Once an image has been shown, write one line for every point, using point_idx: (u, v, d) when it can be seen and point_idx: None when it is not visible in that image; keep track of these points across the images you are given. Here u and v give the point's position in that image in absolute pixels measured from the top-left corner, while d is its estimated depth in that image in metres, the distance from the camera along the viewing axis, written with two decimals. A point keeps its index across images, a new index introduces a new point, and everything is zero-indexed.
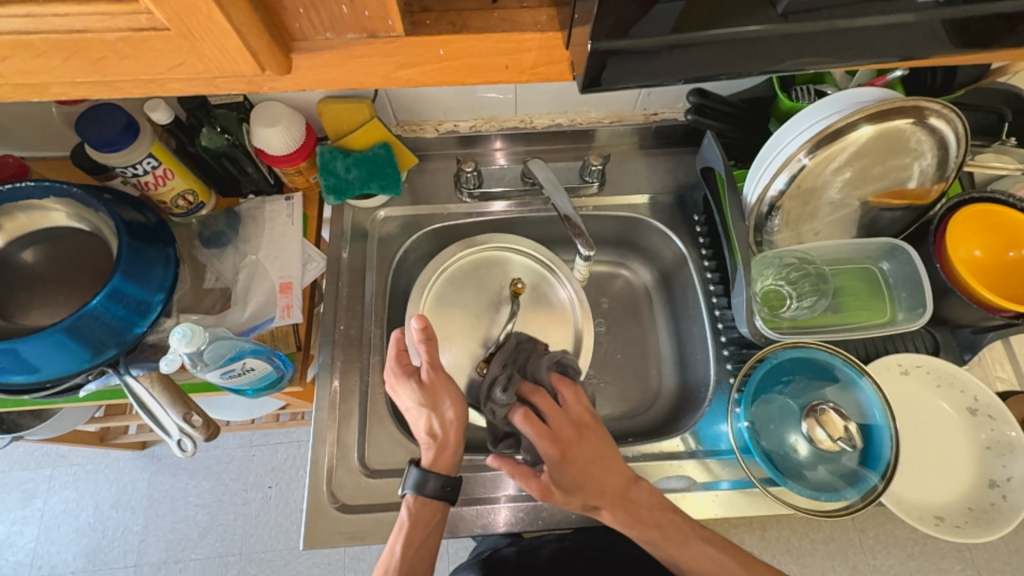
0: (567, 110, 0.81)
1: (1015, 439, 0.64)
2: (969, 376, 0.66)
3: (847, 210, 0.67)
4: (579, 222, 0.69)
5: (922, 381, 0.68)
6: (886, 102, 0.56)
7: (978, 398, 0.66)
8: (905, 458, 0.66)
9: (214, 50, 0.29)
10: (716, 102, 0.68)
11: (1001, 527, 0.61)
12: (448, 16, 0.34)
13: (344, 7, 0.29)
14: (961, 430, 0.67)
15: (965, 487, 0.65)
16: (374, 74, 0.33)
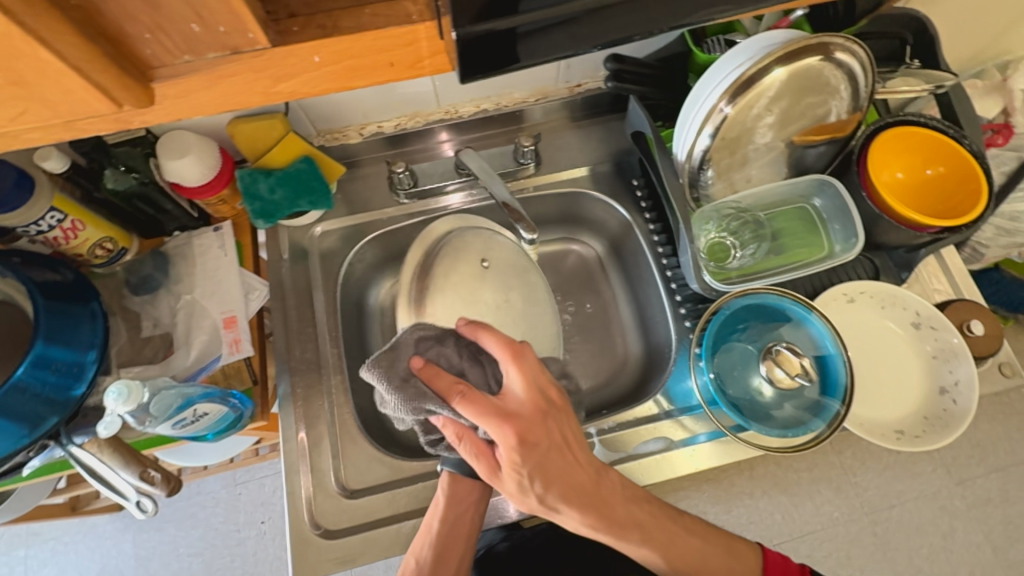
0: (490, 94, 0.79)
1: (957, 345, 0.68)
2: (908, 293, 0.70)
3: (775, 153, 0.68)
4: (518, 207, 0.67)
5: (868, 306, 0.71)
6: (793, 41, 0.56)
7: (919, 313, 0.70)
8: (862, 380, 0.70)
9: (55, 91, 0.26)
10: (632, 66, 0.67)
11: (955, 428, 0.65)
12: (317, 19, 0.31)
13: (195, 26, 0.27)
14: (910, 345, 0.71)
15: (920, 398, 0.68)
16: (251, 91, 0.32)
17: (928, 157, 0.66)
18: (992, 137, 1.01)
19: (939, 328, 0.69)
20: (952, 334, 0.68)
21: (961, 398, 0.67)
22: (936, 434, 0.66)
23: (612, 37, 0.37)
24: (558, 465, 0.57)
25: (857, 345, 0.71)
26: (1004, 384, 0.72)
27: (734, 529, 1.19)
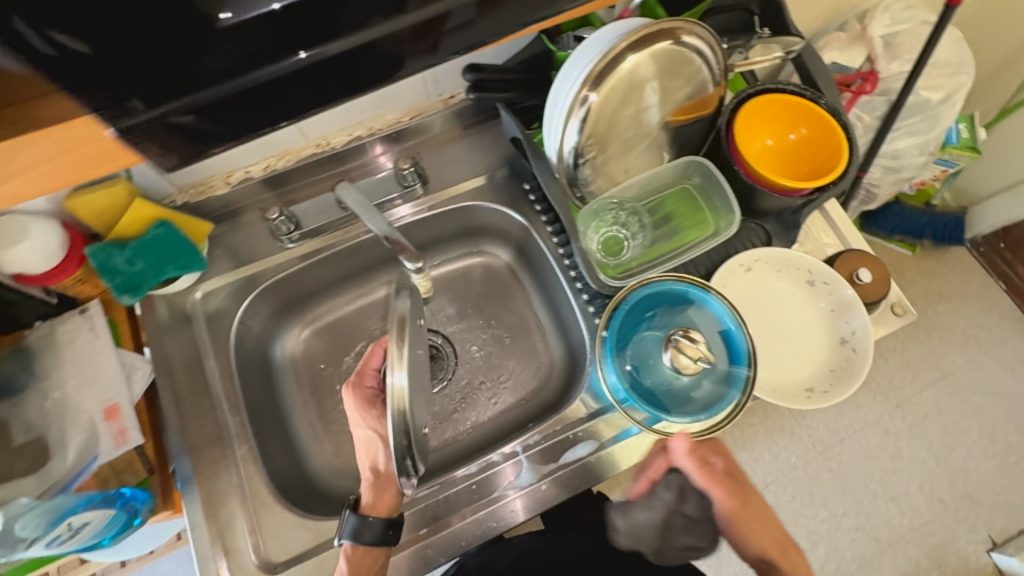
0: (360, 120, 0.76)
1: (850, 295, 0.70)
2: (797, 255, 0.72)
3: (648, 138, 0.68)
4: (400, 236, 0.64)
5: (765, 271, 0.73)
6: (642, 28, 0.56)
7: (811, 271, 0.72)
8: (769, 345, 0.72)
9: None
10: (491, 73, 0.65)
11: (855, 377, 0.68)
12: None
13: None
14: (809, 303, 0.73)
15: (824, 352, 0.71)
16: None
17: (791, 122, 0.68)
18: (861, 85, 1.04)
19: (831, 281, 0.71)
20: (843, 286, 0.70)
21: (859, 346, 0.69)
22: (842, 385, 0.68)
23: None
24: (751, 497, 0.71)
25: (760, 313, 0.73)
26: (900, 323, 0.75)
27: None
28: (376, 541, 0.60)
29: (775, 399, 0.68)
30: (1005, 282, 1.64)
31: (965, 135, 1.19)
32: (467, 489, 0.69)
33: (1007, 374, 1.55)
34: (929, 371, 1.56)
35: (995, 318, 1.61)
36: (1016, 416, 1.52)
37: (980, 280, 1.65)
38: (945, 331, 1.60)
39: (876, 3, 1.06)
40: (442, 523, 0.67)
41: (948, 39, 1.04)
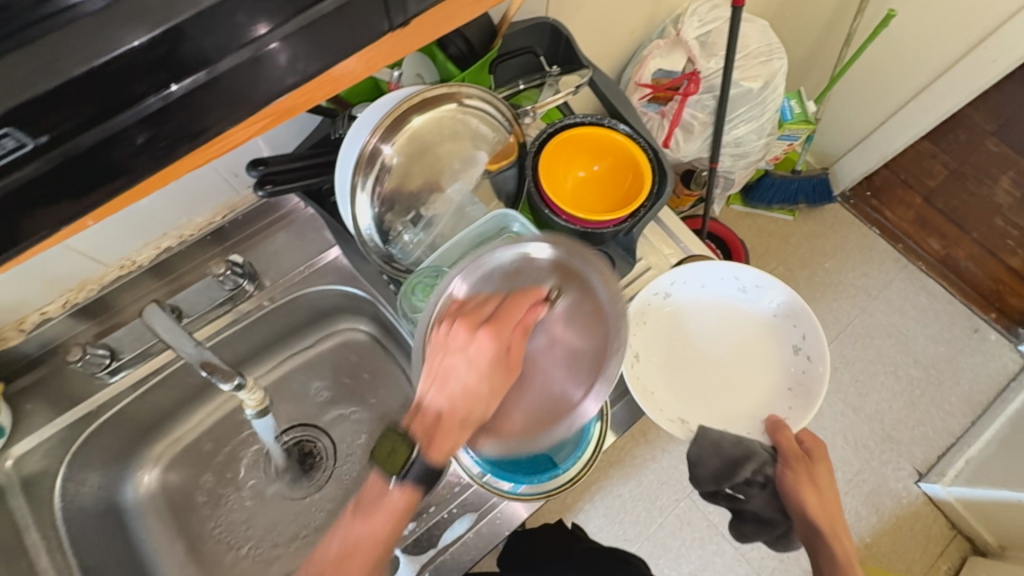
0: (166, 231, 0.70)
1: (793, 304, 0.74)
2: (726, 266, 0.74)
3: (459, 201, 0.67)
4: (212, 356, 0.59)
5: (703, 289, 0.76)
6: (424, 89, 0.58)
7: (740, 279, 0.75)
8: (727, 368, 0.76)
9: None
10: (278, 164, 0.61)
11: (812, 394, 0.71)
12: None
13: None
14: (755, 310, 0.77)
15: (784, 360, 0.75)
16: None
17: (594, 153, 0.72)
18: (688, 86, 1.10)
19: (763, 284, 0.75)
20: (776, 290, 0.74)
21: (811, 353, 0.73)
22: (808, 397, 0.72)
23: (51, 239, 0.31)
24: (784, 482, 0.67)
25: (702, 337, 0.77)
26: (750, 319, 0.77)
27: None
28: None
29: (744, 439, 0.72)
30: (877, 227, 1.77)
31: (797, 110, 1.27)
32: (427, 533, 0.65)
33: (896, 314, 1.66)
34: (830, 326, 1.65)
35: (876, 263, 1.73)
36: (912, 351, 1.62)
37: (855, 230, 1.77)
38: (835, 285, 1.70)
39: (685, 6, 1.10)
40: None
41: (755, 30, 1.10)
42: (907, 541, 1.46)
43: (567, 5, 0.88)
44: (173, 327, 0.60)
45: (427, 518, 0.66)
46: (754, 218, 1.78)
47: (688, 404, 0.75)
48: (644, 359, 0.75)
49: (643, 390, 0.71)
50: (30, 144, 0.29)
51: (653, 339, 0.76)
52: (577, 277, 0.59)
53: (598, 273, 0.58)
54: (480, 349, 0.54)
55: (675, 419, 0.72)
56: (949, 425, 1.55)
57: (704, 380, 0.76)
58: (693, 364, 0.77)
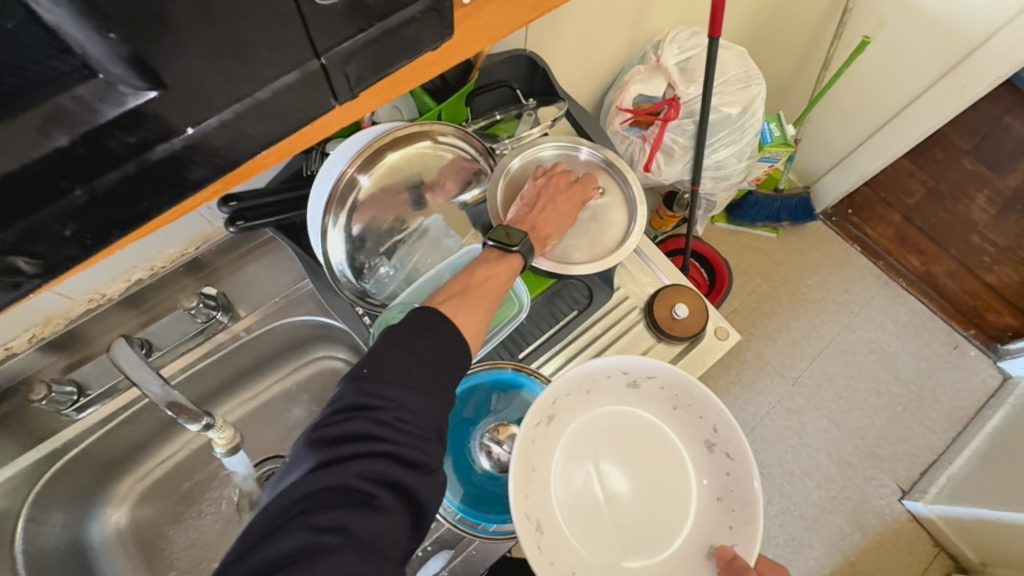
0: (137, 264, 0.70)
1: (685, 394, 0.64)
2: (606, 364, 0.64)
3: (433, 235, 0.67)
4: (178, 395, 0.58)
5: (572, 399, 0.65)
6: (397, 128, 0.58)
7: (629, 372, 0.65)
8: (639, 492, 0.67)
9: None
10: (251, 200, 0.61)
11: (745, 516, 0.62)
12: None
13: None
14: (650, 400, 0.68)
15: (693, 457, 0.68)
16: None
17: None
18: (668, 111, 1.11)
19: (658, 373, 0.64)
20: (670, 380, 0.64)
21: (729, 452, 0.64)
22: (744, 525, 0.62)
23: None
24: None
25: (585, 478, 0.67)
26: (726, 346, 0.78)
27: None
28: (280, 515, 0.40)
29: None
30: (858, 244, 1.79)
31: (777, 133, 1.29)
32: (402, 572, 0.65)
33: (878, 329, 1.68)
34: (813, 342, 1.66)
35: (857, 280, 1.75)
36: (893, 366, 1.64)
37: (837, 247, 1.79)
38: (818, 301, 1.71)
39: (664, 34, 1.12)
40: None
41: (734, 57, 1.12)
42: (891, 558, 1.46)
43: (545, 35, 0.89)
44: (134, 357, 0.60)
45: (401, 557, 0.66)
46: (738, 235, 1.79)
47: (612, 555, 0.64)
48: (551, 525, 0.63)
49: (563, 571, 0.60)
50: None
51: (545, 506, 0.64)
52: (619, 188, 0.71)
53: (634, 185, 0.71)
54: (559, 205, 0.66)
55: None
56: (930, 442, 1.56)
57: (618, 523, 0.66)
58: (604, 505, 0.66)
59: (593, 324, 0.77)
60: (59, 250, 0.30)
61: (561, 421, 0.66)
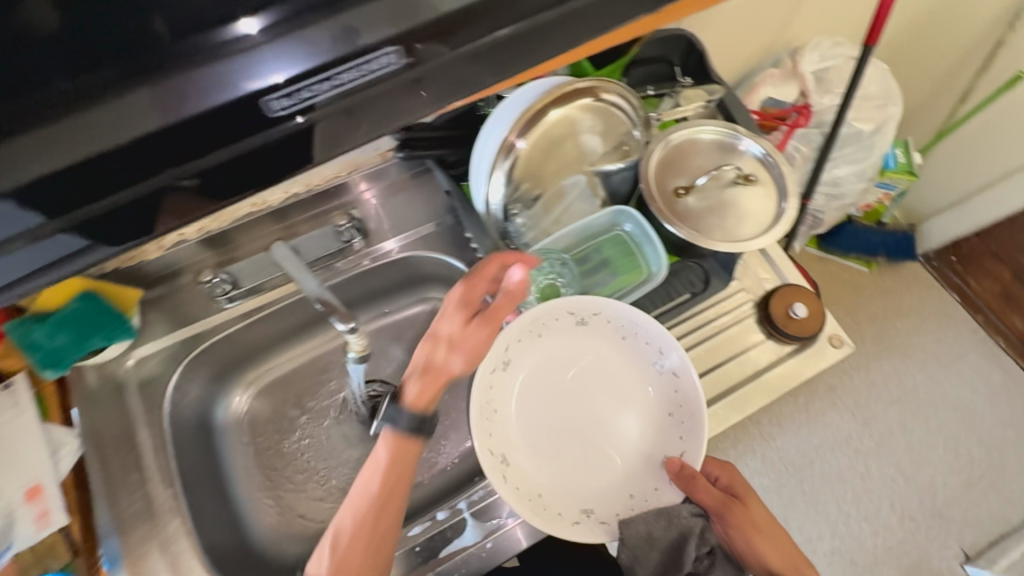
0: (298, 177, 0.76)
1: (627, 323, 0.66)
2: (548, 304, 0.66)
3: (580, 190, 0.70)
4: (331, 297, 0.63)
5: (529, 344, 0.66)
6: (567, 85, 0.61)
7: (574, 312, 0.67)
8: (602, 420, 0.67)
9: None
10: (422, 133, 0.67)
11: (694, 425, 0.64)
12: None
13: None
14: (596, 334, 0.69)
15: (642, 372, 0.67)
16: None
17: None
18: (796, 118, 1.09)
19: (599, 309, 0.67)
20: (613, 313, 0.67)
21: (676, 369, 0.65)
22: (693, 432, 0.64)
23: None
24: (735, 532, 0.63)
25: (547, 401, 0.66)
26: (838, 355, 0.77)
27: None
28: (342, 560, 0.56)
29: (639, 501, 0.64)
30: (957, 295, 1.69)
31: (902, 159, 1.24)
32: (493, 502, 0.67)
33: (965, 386, 1.59)
34: (892, 387, 1.59)
35: (950, 331, 1.66)
36: (976, 428, 1.54)
37: (933, 294, 1.70)
38: (904, 346, 1.63)
39: (805, 41, 1.11)
40: (439, 559, 0.65)
41: (875, 73, 1.09)
42: None
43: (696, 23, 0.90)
44: (293, 256, 0.68)
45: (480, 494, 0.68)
46: (828, 264, 1.73)
47: (577, 481, 0.64)
48: (514, 462, 0.63)
49: (523, 497, 0.60)
50: (400, 64, 0.47)
51: (500, 429, 0.64)
52: (764, 171, 0.69)
53: (779, 169, 0.68)
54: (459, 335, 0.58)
55: (566, 513, 0.61)
56: (1006, 513, 1.46)
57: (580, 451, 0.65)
58: (570, 437, 0.65)
59: (705, 310, 0.78)
60: None
61: (517, 363, 0.67)
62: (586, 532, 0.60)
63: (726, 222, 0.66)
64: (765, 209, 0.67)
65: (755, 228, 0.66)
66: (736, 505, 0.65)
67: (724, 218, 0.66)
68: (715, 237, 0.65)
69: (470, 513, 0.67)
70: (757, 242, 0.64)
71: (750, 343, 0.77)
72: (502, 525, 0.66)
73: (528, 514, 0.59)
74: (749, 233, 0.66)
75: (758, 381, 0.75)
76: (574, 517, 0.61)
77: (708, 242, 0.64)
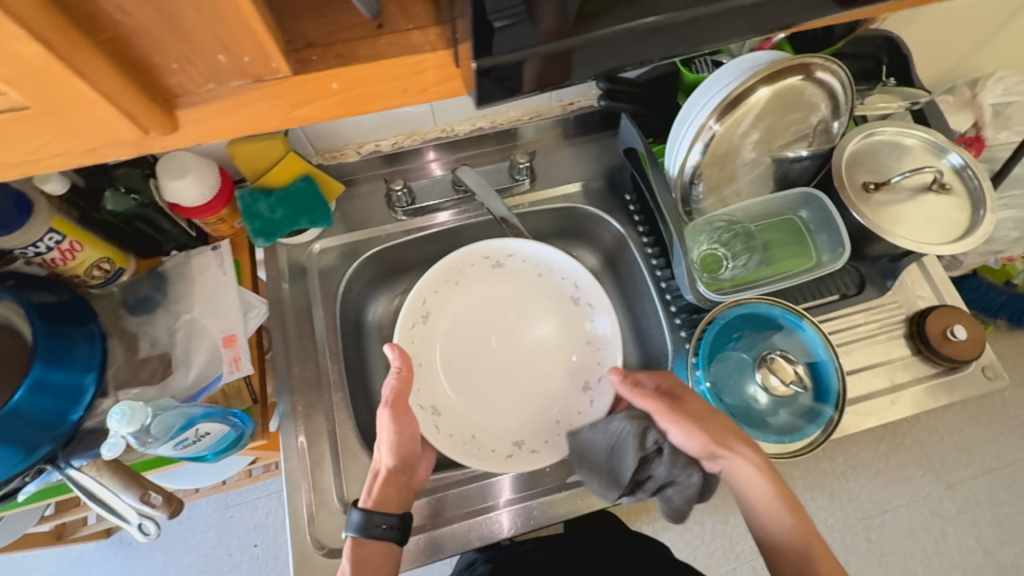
0: (486, 113, 0.81)
1: (507, 260, 0.78)
2: (463, 253, 0.76)
3: (761, 167, 0.72)
4: (515, 221, 0.74)
5: (451, 290, 0.77)
6: (779, 63, 0.60)
7: (488, 255, 0.77)
8: (522, 356, 0.76)
9: (87, 120, 0.24)
10: (625, 86, 0.71)
11: (607, 352, 0.74)
12: (336, 48, 0.28)
13: (220, 57, 0.25)
14: (511, 275, 0.79)
15: (569, 316, 0.78)
16: (268, 121, 0.29)
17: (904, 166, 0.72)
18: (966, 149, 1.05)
19: (513, 250, 0.77)
20: (525, 252, 0.77)
21: (589, 299, 0.76)
22: (603, 397, 0.73)
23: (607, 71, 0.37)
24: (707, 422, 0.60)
25: (467, 348, 0.76)
26: (990, 387, 0.75)
27: (730, 540, 1.21)
28: (369, 536, 0.59)
29: (563, 426, 0.73)
30: None
31: None
32: None
33: None
34: None
35: None
36: None
37: None
38: None
39: (989, 72, 1.06)
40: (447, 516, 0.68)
41: None
42: None
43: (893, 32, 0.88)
44: (481, 180, 0.75)
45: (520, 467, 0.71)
46: None
47: (503, 419, 0.73)
48: (453, 413, 0.72)
49: (458, 444, 0.69)
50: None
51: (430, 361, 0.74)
52: (966, 187, 0.68)
53: (984, 186, 0.67)
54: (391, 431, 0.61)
55: (499, 450, 0.71)
56: None
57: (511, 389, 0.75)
58: (494, 375, 0.76)
59: (856, 313, 0.75)
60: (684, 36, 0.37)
61: (437, 313, 0.76)
62: (518, 461, 0.69)
63: (916, 225, 0.67)
64: (960, 224, 0.67)
65: (945, 237, 0.66)
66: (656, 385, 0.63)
67: (913, 221, 0.67)
68: (901, 236, 0.66)
69: (451, 498, 0.69)
70: (946, 250, 0.64)
71: (894, 354, 0.75)
72: (490, 512, 0.68)
73: (461, 458, 0.68)
74: (936, 241, 0.66)
75: (899, 393, 0.73)
76: (506, 451, 0.71)
77: (892, 238, 0.65)
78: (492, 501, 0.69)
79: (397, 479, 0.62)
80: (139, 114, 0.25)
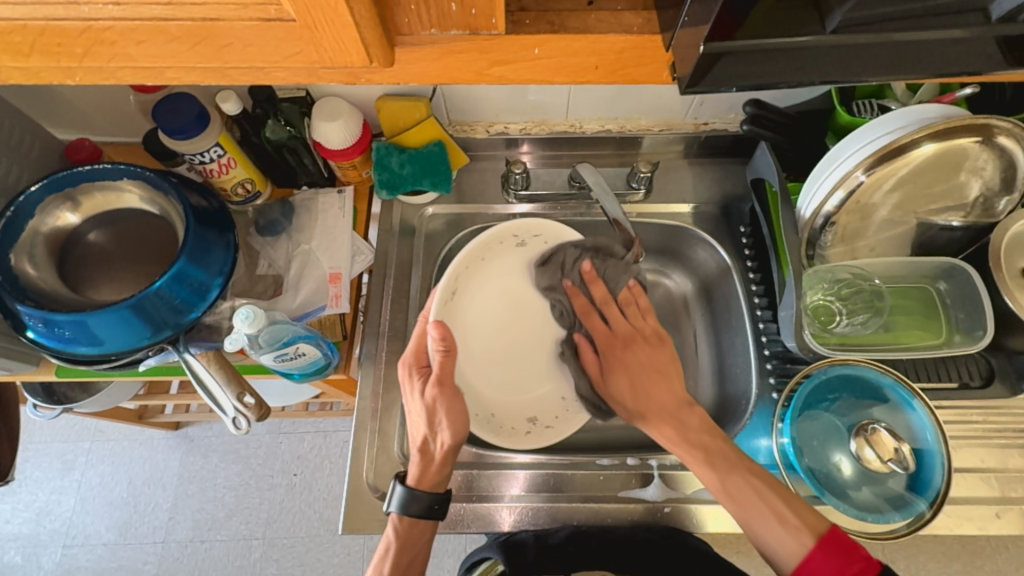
0: (618, 116, 0.81)
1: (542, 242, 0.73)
2: (496, 229, 0.70)
3: (904, 228, 0.67)
4: (627, 227, 0.71)
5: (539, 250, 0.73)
6: (954, 120, 0.55)
7: (520, 236, 0.71)
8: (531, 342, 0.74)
9: (330, 41, 0.31)
10: (773, 113, 0.68)
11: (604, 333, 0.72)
12: (547, 16, 0.36)
13: (454, 6, 0.32)
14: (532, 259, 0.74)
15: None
16: (468, 70, 0.36)
17: None
18: None
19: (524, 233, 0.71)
20: (554, 237, 0.72)
21: (594, 284, 0.72)
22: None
23: (786, 83, 0.36)
24: (643, 381, 0.67)
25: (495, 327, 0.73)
26: None
27: None
28: (421, 516, 0.60)
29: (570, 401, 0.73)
30: None
31: None
32: (663, 478, 0.68)
33: None
34: None
35: None
36: None
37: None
38: None
39: None
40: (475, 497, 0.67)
41: None
42: None
43: None
44: (600, 178, 0.75)
45: (556, 467, 0.70)
46: None
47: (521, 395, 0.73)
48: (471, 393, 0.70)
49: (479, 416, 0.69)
50: None
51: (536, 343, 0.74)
52: None
53: None
54: (450, 404, 0.61)
55: (518, 427, 0.71)
56: None
57: (524, 363, 0.74)
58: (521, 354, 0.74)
59: (972, 409, 0.68)
60: (880, 57, 0.36)
61: (461, 292, 0.71)
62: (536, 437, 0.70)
63: None
64: None
65: None
66: (614, 309, 0.71)
67: None
68: None
69: (465, 479, 0.68)
70: None
71: (1012, 463, 0.67)
72: (497, 502, 0.67)
73: (488, 435, 0.67)
74: None
75: (1009, 507, 0.65)
76: (523, 427, 0.71)
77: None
78: (503, 492, 0.68)
79: (447, 460, 0.62)
80: (369, 43, 0.32)
